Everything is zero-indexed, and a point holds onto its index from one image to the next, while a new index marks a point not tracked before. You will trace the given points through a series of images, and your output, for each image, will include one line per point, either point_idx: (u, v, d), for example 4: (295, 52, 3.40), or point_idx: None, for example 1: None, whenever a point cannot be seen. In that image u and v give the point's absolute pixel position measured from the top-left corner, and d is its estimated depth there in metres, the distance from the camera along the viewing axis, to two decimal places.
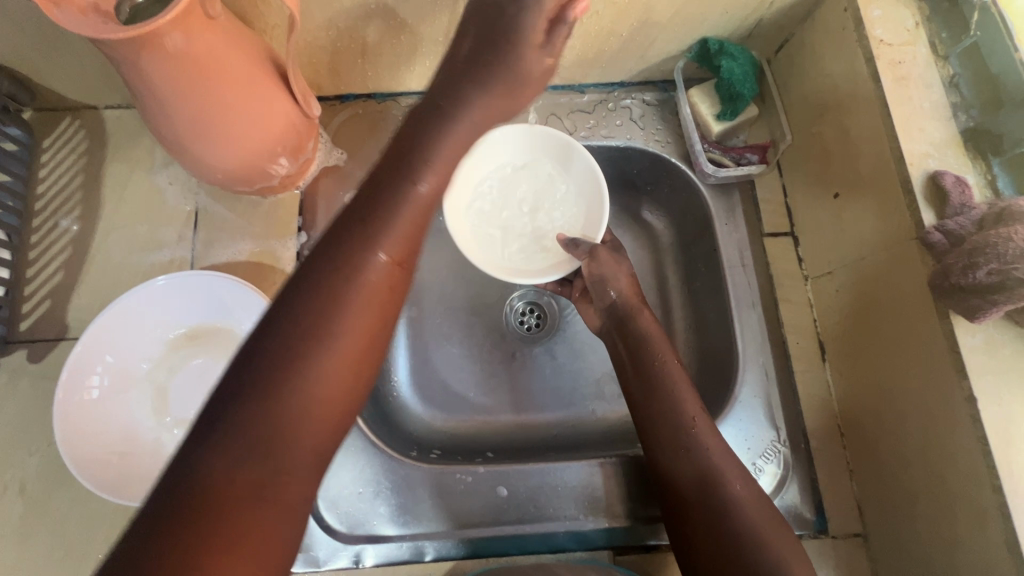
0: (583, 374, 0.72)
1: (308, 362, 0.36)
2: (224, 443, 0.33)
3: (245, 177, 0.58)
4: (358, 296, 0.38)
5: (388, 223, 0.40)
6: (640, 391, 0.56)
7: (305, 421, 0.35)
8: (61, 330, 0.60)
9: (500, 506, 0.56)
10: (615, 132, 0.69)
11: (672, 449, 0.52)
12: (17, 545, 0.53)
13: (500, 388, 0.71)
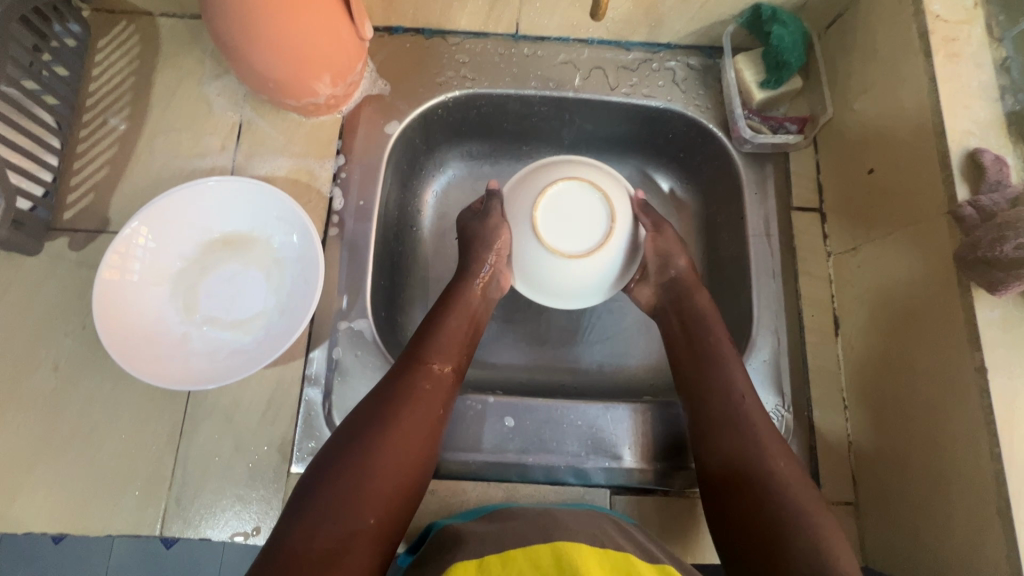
0: (595, 329, 0.74)
1: (377, 445, 0.49)
2: (304, 524, 0.44)
3: (292, 91, 0.60)
4: (412, 402, 0.52)
5: (434, 349, 0.56)
6: (696, 381, 0.57)
7: (376, 495, 0.47)
8: (102, 222, 0.62)
9: (506, 436, 0.58)
10: (656, 93, 0.70)
11: (727, 444, 0.52)
12: (47, 415, 0.56)
13: (513, 334, 0.73)
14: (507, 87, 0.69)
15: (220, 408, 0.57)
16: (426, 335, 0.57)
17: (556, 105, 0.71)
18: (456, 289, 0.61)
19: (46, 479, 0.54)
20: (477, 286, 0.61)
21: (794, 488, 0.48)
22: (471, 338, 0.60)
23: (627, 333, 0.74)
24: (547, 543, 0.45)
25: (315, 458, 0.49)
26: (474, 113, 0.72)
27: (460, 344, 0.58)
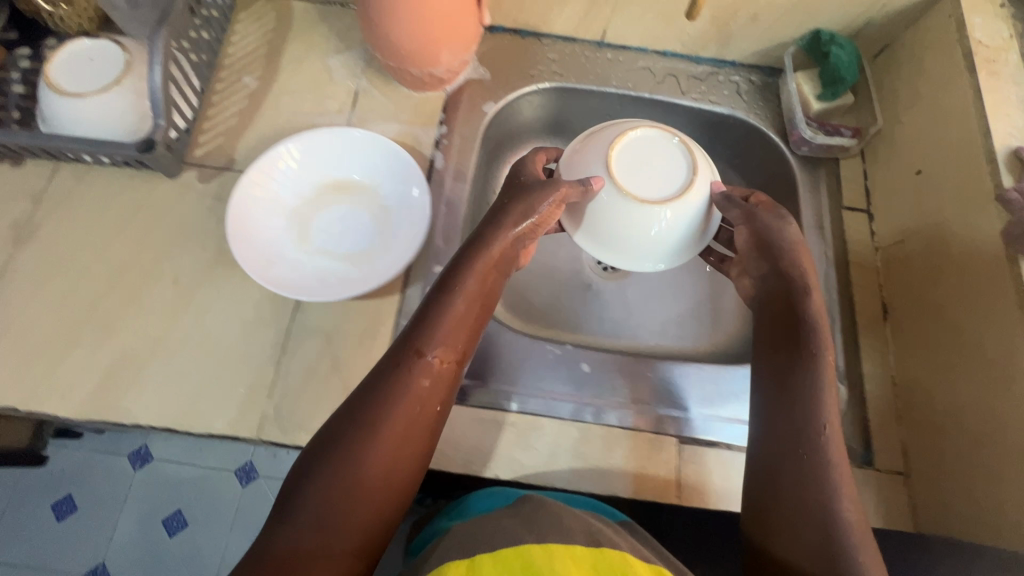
0: (649, 310, 0.82)
1: (365, 449, 0.46)
2: (300, 516, 0.44)
3: (420, 60, 0.68)
4: (410, 396, 0.48)
5: (441, 328, 0.50)
6: (784, 396, 0.52)
7: (361, 498, 0.45)
8: (228, 161, 0.69)
9: (582, 381, 0.63)
10: (722, 100, 0.79)
11: (781, 486, 0.50)
12: (164, 322, 0.61)
13: (575, 309, 0.81)
14: (592, 84, 0.78)
15: (322, 330, 0.62)
16: (428, 319, 0.51)
17: (632, 105, 0.80)
18: (471, 256, 0.52)
19: (159, 378, 0.59)
20: (496, 256, 0.52)
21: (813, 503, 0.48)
22: (481, 320, 0.54)
23: (678, 317, 0.81)
24: (537, 541, 0.41)
25: (311, 441, 0.48)
26: (558, 106, 0.81)
27: (463, 330, 0.52)
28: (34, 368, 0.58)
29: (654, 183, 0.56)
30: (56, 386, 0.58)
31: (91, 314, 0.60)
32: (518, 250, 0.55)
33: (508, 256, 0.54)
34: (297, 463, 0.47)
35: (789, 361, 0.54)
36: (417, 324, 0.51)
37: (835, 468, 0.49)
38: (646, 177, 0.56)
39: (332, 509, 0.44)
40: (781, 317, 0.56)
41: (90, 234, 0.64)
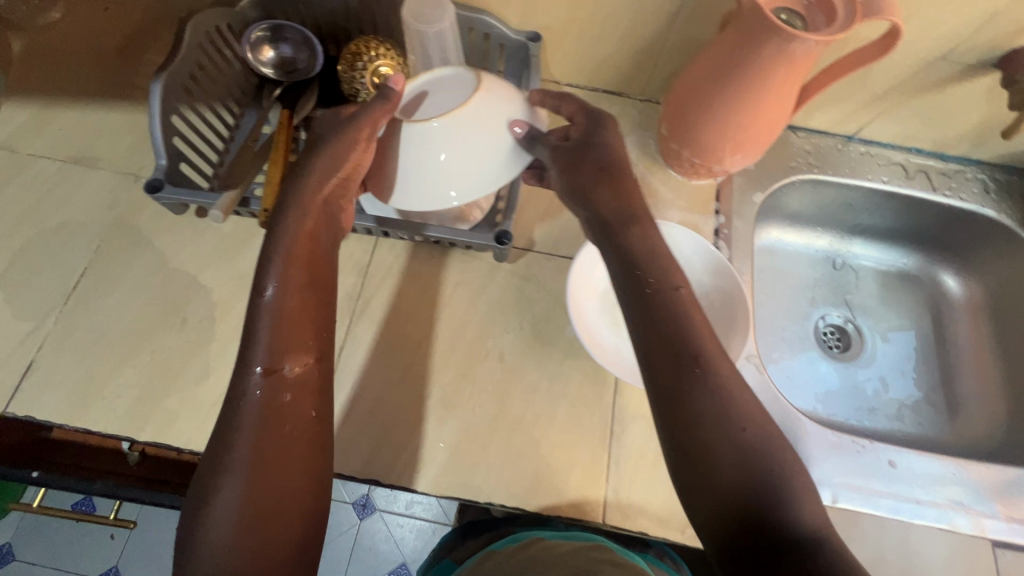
0: (881, 393, 0.86)
1: (223, 471, 0.47)
2: (210, 523, 0.45)
3: (736, 149, 0.70)
4: (269, 416, 0.49)
5: (266, 331, 0.52)
6: (669, 390, 0.49)
7: (284, 483, 0.47)
8: (528, 241, 0.73)
9: (892, 477, 0.65)
10: (971, 198, 0.82)
11: (722, 450, 0.46)
12: (497, 400, 0.64)
13: (811, 389, 0.87)
14: (848, 177, 0.82)
15: (643, 414, 0.65)
16: (270, 327, 0.52)
17: (880, 198, 0.84)
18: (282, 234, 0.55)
19: (501, 456, 0.62)
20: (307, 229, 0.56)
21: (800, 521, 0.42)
22: (313, 313, 0.54)
23: (911, 403, 0.85)
24: None
25: (189, 489, 0.48)
26: (808, 195, 0.85)
27: (307, 330, 0.53)
28: (383, 440, 0.61)
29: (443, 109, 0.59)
30: (408, 459, 0.61)
31: (430, 389, 0.64)
32: (332, 215, 0.58)
33: (333, 218, 0.59)
34: (191, 496, 0.47)
35: (677, 353, 0.50)
36: (246, 332, 0.52)
37: (701, 369, 0.49)
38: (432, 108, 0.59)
39: (250, 503, 0.45)
40: (633, 287, 0.53)
41: (416, 309, 0.68)
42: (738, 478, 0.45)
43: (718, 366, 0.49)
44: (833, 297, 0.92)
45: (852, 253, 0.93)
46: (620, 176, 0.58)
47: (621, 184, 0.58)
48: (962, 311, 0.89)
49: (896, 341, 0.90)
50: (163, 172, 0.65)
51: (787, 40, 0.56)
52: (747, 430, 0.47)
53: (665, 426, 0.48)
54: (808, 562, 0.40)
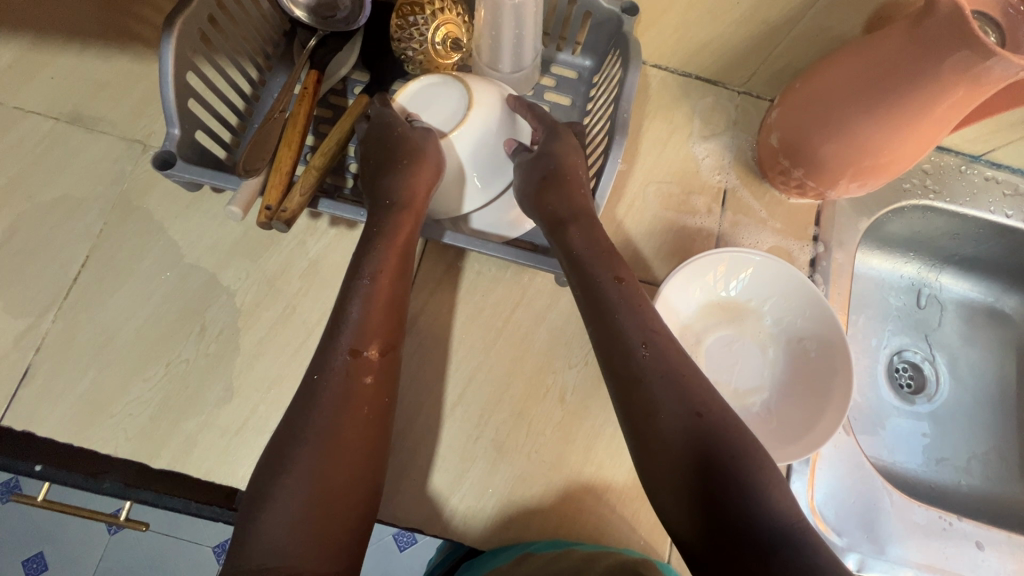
0: (952, 441, 0.80)
1: (302, 452, 0.44)
2: (268, 515, 0.42)
3: (860, 176, 0.58)
4: (348, 400, 0.46)
5: (356, 314, 0.49)
6: (620, 377, 0.48)
7: (343, 470, 0.44)
8: None
9: (978, 561, 0.59)
10: None
11: (676, 428, 0.45)
12: (555, 445, 0.57)
13: (876, 431, 0.80)
14: (967, 206, 0.71)
15: None
16: (358, 318, 0.49)
17: (996, 232, 0.74)
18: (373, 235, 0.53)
19: (558, 510, 0.56)
20: (402, 231, 0.53)
21: (760, 499, 0.41)
22: (397, 303, 0.51)
23: (983, 456, 0.79)
24: None
25: (251, 478, 0.45)
26: (916, 220, 0.74)
27: (388, 320, 0.50)
28: (427, 485, 0.55)
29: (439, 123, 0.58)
30: (456, 509, 0.54)
31: (482, 429, 0.56)
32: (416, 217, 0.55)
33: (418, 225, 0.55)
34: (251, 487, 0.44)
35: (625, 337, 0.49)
36: (327, 330, 0.49)
37: (649, 359, 0.48)
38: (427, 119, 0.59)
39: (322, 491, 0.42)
40: (584, 273, 0.52)
41: (469, 334, 0.59)
42: (696, 468, 0.43)
43: (664, 347, 0.49)
44: (911, 331, 0.84)
45: (940, 285, 0.84)
46: (564, 182, 0.56)
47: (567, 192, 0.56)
48: None
49: (974, 385, 0.82)
50: (176, 143, 0.51)
51: (981, 56, 0.44)
52: (704, 408, 0.46)
53: (624, 419, 0.48)
54: (775, 557, 0.38)
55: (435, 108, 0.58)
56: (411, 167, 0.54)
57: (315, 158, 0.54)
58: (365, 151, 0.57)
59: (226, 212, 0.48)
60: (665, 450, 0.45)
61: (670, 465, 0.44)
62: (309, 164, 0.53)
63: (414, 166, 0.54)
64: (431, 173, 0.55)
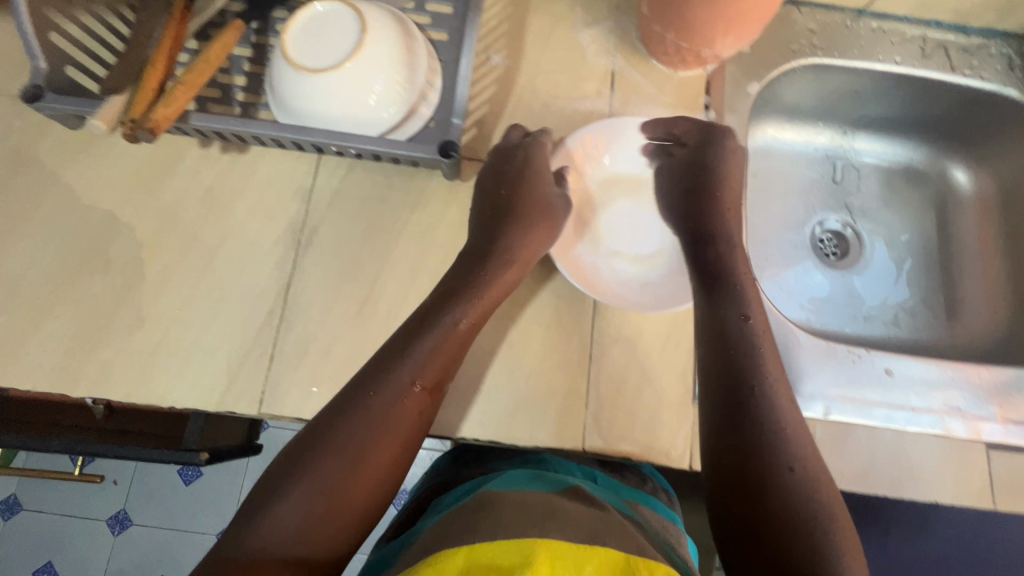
0: (879, 299, 0.82)
1: (331, 446, 0.44)
2: (285, 506, 0.42)
3: (732, 31, 0.59)
4: (388, 420, 0.46)
5: (426, 349, 0.50)
6: (740, 399, 0.48)
7: (366, 483, 0.44)
8: None
9: (889, 387, 0.61)
10: (993, 77, 0.73)
11: (766, 451, 0.45)
12: None
13: (804, 298, 0.81)
14: (856, 58, 0.72)
15: (626, 337, 0.59)
16: (418, 348, 0.49)
17: (891, 82, 0.74)
18: (479, 284, 0.54)
19: (474, 390, 0.57)
20: (500, 283, 0.55)
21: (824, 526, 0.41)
22: (453, 362, 0.51)
23: (910, 308, 0.81)
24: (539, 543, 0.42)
25: (271, 464, 0.45)
26: (812, 81, 0.75)
27: (445, 363, 0.50)
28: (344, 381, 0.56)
29: (317, 49, 0.57)
30: None
31: (391, 324, 0.58)
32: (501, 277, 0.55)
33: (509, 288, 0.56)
34: (268, 471, 0.45)
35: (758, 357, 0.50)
36: (390, 347, 0.50)
37: (772, 380, 0.49)
38: (311, 41, 0.57)
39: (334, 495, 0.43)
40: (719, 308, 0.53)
41: (371, 237, 0.61)
42: (773, 492, 0.43)
43: (777, 375, 0.50)
44: (832, 200, 0.85)
45: (855, 151, 0.85)
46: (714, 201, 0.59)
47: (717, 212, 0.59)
48: (971, 211, 0.81)
49: (899, 243, 0.84)
50: (43, 76, 0.52)
51: None
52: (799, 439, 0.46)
53: (708, 438, 0.49)
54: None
55: (317, 34, 0.58)
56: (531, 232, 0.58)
57: (187, 75, 0.54)
58: (493, 200, 0.59)
59: (91, 126, 0.51)
60: (749, 480, 0.44)
61: (738, 484, 0.44)
62: (179, 81, 0.53)
63: (528, 225, 0.58)
64: (544, 230, 0.59)
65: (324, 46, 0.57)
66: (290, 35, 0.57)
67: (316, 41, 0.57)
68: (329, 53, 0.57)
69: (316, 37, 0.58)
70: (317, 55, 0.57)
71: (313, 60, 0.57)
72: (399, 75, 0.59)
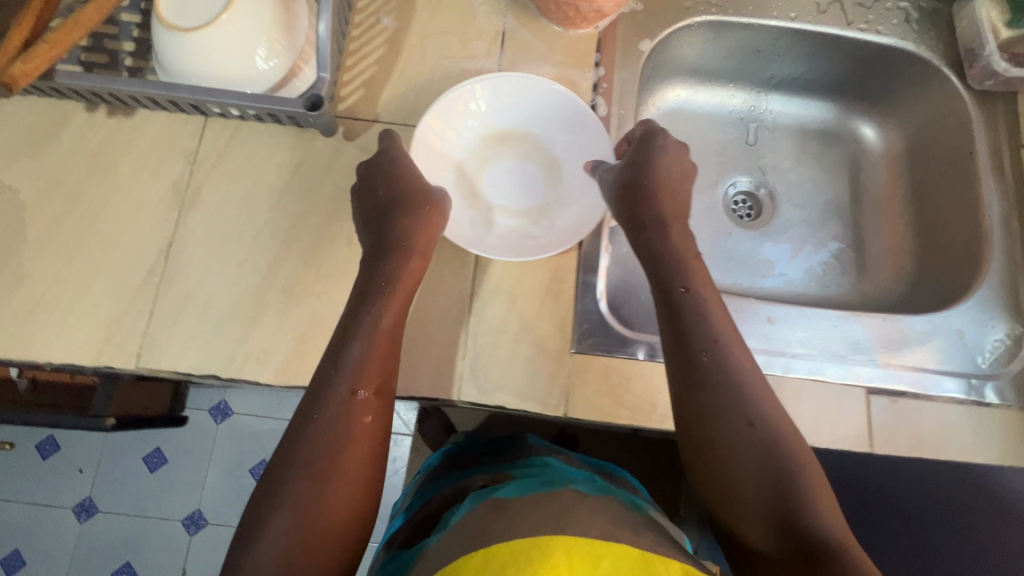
0: (791, 258, 0.81)
1: (292, 475, 0.44)
2: (265, 540, 0.42)
3: None
4: (343, 431, 0.46)
5: (357, 351, 0.49)
6: (696, 383, 0.49)
7: (341, 497, 0.44)
8: (378, 113, 0.65)
9: (769, 334, 0.62)
10: (891, 30, 0.73)
11: (725, 430, 0.47)
12: (345, 284, 0.59)
13: (715, 258, 0.81)
14: (752, 13, 0.72)
15: (506, 290, 0.60)
16: (353, 352, 0.49)
17: (790, 38, 0.75)
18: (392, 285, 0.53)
19: None
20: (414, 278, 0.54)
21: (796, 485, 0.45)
22: (393, 355, 0.51)
23: (823, 265, 0.80)
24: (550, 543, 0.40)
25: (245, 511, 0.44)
26: (711, 39, 0.75)
27: (383, 359, 0.50)
28: (223, 336, 0.57)
29: (190, 9, 0.57)
30: (248, 352, 0.57)
31: (271, 280, 0.59)
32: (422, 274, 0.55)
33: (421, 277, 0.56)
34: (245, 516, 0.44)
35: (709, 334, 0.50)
36: (326, 364, 0.49)
37: (727, 359, 0.49)
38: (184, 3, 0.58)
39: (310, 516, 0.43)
40: (665, 288, 0.53)
41: (254, 197, 0.61)
42: (746, 471, 0.46)
43: (729, 340, 0.50)
44: (745, 162, 0.84)
45: (770, 112, 0.84)
46: (644, 193, 0.57)
47: (647, 203, 0.56)
48: (881, 169, 0.82)
49: (812, 202, 0.83)
50: None
51: None
52: (762, 403, 0.48)
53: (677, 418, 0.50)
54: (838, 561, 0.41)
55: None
56: (426, 225, 0.56)
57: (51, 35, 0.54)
58: (376, 200, 0.57)
59: None
60: (724, 463, 0.47)
61: (715, 471, 0.47)
62: (42, 40, 0.53)
63: (420, 216, 0.56)
64: (436, 221, 0.56)
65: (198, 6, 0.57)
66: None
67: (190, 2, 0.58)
68: (203, 13, 0.57)
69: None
70: (191, 15, 0.57)
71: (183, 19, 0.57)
72: (277, 31, 0.59)
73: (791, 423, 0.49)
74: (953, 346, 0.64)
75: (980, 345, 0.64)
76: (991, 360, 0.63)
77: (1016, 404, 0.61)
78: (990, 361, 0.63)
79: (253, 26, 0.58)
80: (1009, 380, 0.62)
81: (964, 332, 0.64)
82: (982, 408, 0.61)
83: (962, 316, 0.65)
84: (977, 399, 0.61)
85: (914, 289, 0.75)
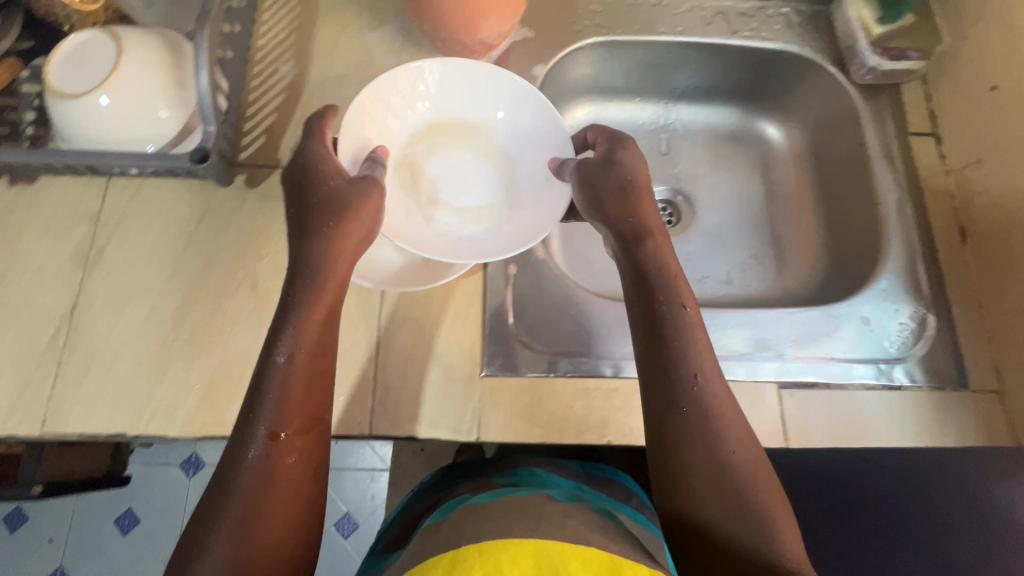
0: (715, 261, 0.80)
1: (214, 526, 0.41)
2: None
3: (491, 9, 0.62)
4: (269, 479, 0.43)
5: (274, 397, 0.46)
6: (678, 413, 0.48)
7: (270, 543, 0.42)
8: (279, 158, 0.66)
9: None
10: (774, 36, 0.77)
11: (706, 466, 0.46)
12: (252, 329, 0.60)
13: None
14: (640, 31, 0.75)
15: (413, 320, 0.61)
16: (278, 391, 0.46)
17: (681, 51, 0.78)
18: (308, 310, 0.49)
19: None
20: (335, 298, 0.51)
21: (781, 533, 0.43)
22: (321, 388, 0.48)
23: (744, 265, 0.80)
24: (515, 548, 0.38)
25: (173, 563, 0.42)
26: (606, 58, 0.78)
27: (305, 395, 0.47)
28: (130, 393, 0.57)
29: (79, 77, 0.59)
30: (156, 407, 0.57)
31: (178, 332, 0.59)
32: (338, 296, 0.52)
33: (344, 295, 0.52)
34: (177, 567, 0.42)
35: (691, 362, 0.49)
36: (250, 403, 0.46)
37: (709, 390, 0.49)
38: (72, 72, 0.59)
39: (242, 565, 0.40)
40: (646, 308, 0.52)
41: (159, 251, 0.62)
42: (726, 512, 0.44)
43: (709, 374, 0.49)
44: (662, 170, 0.85)
45: (681, 122, 0.86)
46: (636, 203, 0.57)
47: (639, 213, 0.56)
48: (789, 166, 0.84)
49: (729, 204, 0.84)
50: None
51: None
52: (741, 443, 0.47)
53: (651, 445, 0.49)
54: None
55: (77, 65, 0.60)
56: (337, 237, 0.52)
57: None
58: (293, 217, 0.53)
59: None
60: (704, 504, 0.45)
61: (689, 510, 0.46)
62: None
63: (334, 232, 0.52)
64: (355, 236, 0.53)
65: (85, 73, 0.59)
66: (51, 72, 0.60)
67: (77, 70, 0.60)
68: (92, 78, 0.59)
69: (77, 67, 0.60)
70: (80, 81, 0.59)
71: (71, 87, 0.59)
72: (167, 86, 0.61)
73: (767, 463, 0.48)
74: (861, 333, 0.65)
75: (888, 330, 0.65)
76: (900, 345, 0.64)
77: (926, 384, 0.62)
78: (899, 346, 0.64)
79: (143, 83, 0.59)
80: (918, 362, 0.63)
81: (870, 319, 0.65)
82: (894, 392, 0.61)
83: (867, 303, 0.66)
84: (888, 383, 0.62)
85: (829, 280, 0.76)
